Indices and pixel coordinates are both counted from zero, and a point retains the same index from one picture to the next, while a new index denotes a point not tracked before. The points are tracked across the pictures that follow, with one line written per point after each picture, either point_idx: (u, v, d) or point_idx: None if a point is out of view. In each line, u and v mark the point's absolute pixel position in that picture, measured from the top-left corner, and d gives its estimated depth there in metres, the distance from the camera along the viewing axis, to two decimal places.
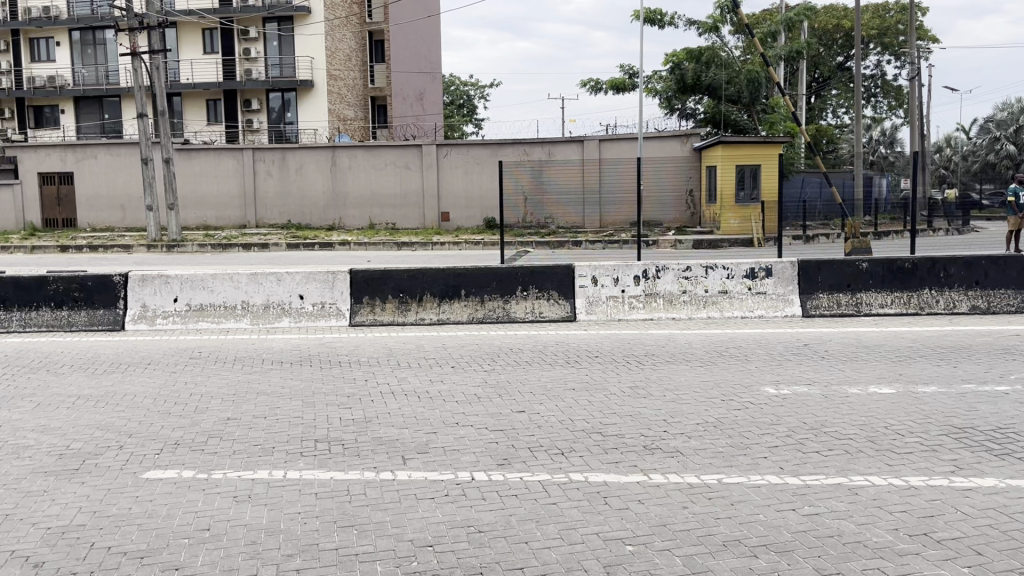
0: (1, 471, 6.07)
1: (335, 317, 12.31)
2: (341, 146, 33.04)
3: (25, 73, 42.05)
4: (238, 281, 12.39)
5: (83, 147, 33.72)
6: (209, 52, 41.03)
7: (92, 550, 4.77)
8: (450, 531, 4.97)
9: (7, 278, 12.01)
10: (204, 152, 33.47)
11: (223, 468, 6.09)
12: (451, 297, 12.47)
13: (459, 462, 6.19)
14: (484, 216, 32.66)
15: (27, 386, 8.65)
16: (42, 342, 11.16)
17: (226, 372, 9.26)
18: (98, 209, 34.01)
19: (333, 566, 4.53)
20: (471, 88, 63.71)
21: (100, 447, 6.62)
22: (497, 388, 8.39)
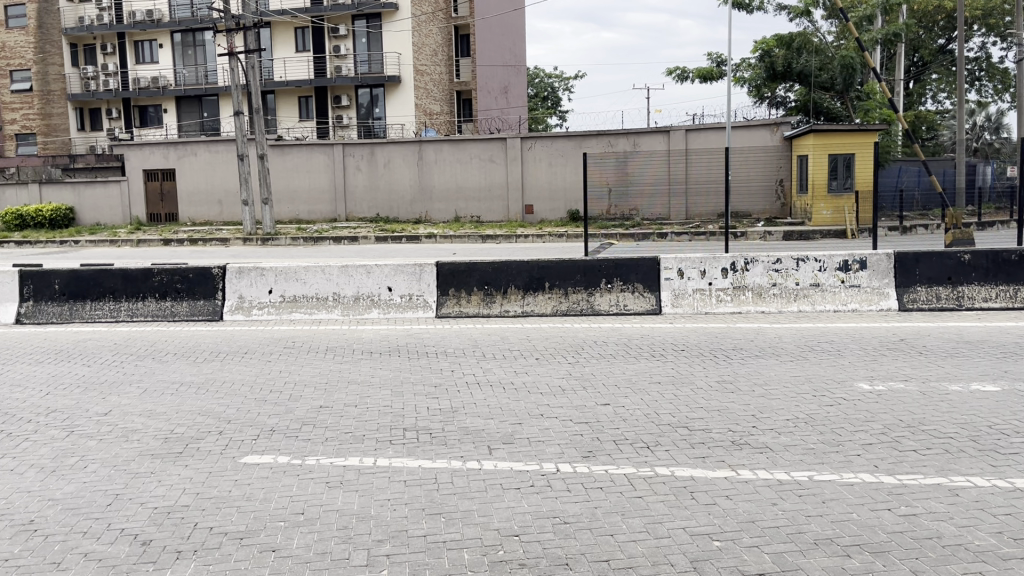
0: (112, 453, 6.43)
1: (422, 309, 12.52)
2: (427, 140, 33.47)
3: (131, 74, 44.13)
4: (330, 273, 12.73)
5: (183, 145, 35.08)
6: (301, 50, 42.07)
7: (196, 529, 5.00)
8: (536, 522, 5.02)
9: (113, 270, 12.64)
10: (297, 148, 34.37)
11: (316, 454, 6.29)
12: (534, 289, 12.51)
13: (544, 453, 6.23)
14: (568, 209, 32.64)
15: (134, 372, 9.14)
16: (148, 331, 11.73)
17: (318, 361, 9.55)
18: (197, 204, 35.42)
19: (421, 552, 4.64)
20: (555, 80, 63.65)
21: (202, 431, 6.93)
22: (582, 380, 8.42)
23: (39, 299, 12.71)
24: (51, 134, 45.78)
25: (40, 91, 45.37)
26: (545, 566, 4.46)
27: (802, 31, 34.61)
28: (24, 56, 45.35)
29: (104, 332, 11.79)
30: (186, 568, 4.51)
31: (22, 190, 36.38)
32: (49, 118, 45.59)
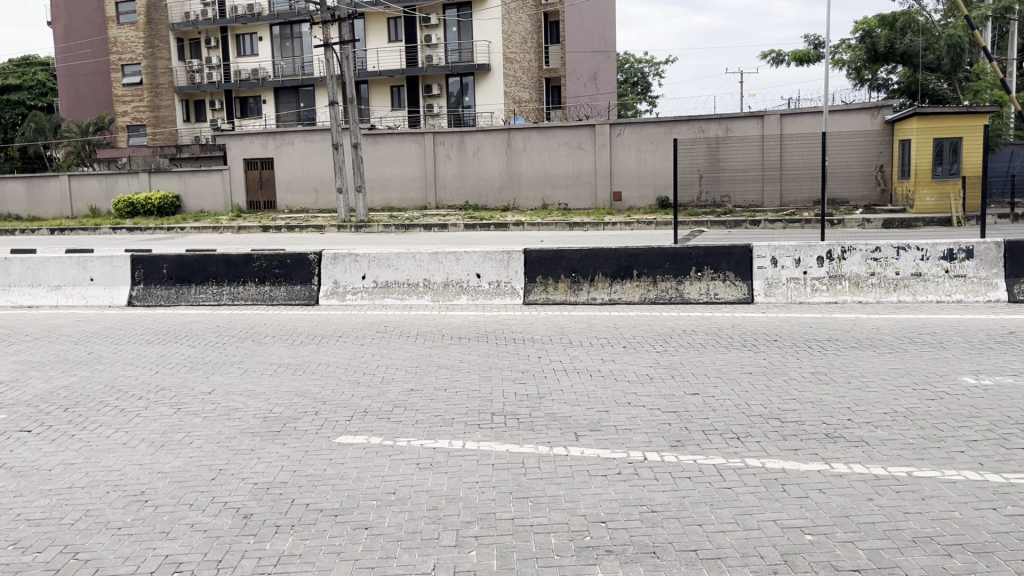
0: (215, 430, 6.73)
1: (510, 296, 12.61)
2: (516, 128, 33.55)
3: (232, 67, 45.75)
4: (420, 259, 12.96)
5: (281, 135, 36.12)
6: (393, 41, 42.72)
7: (293, 505, 5.21)
8: (623, 509, 5.02)
9: (216, 255, 13.18)
10: (389, 137, 34.98)
11: (407, 436, 6.44)
12: (623, 277, 12.43)
13: (631, 441, 6.21)
14: (658, 196, 32.20)
15: (235, 354, 9.53)
16: (248, 315, 12.19)
17: (409, 346, 9.74)
18: (294, 192, 36.46)
19: (509, 535, 4.71)
20: (645, 65, 62.90)
21: (299, 412, 7.19)
22: (671, 368, 8.35)
23: (149, 283, 13.37)
24: (159, 125, 48.18)
25: (149, 84, 47.65)
26: (632, 553, 4.46)
27: (907, 10, 33.23)
28: (134, 50, 47.57)
29: (208, 315, 12.30)
30: (285, 542, 4.70)
31: (133, 179, 38.20)
32: (158, 110, 48.12)
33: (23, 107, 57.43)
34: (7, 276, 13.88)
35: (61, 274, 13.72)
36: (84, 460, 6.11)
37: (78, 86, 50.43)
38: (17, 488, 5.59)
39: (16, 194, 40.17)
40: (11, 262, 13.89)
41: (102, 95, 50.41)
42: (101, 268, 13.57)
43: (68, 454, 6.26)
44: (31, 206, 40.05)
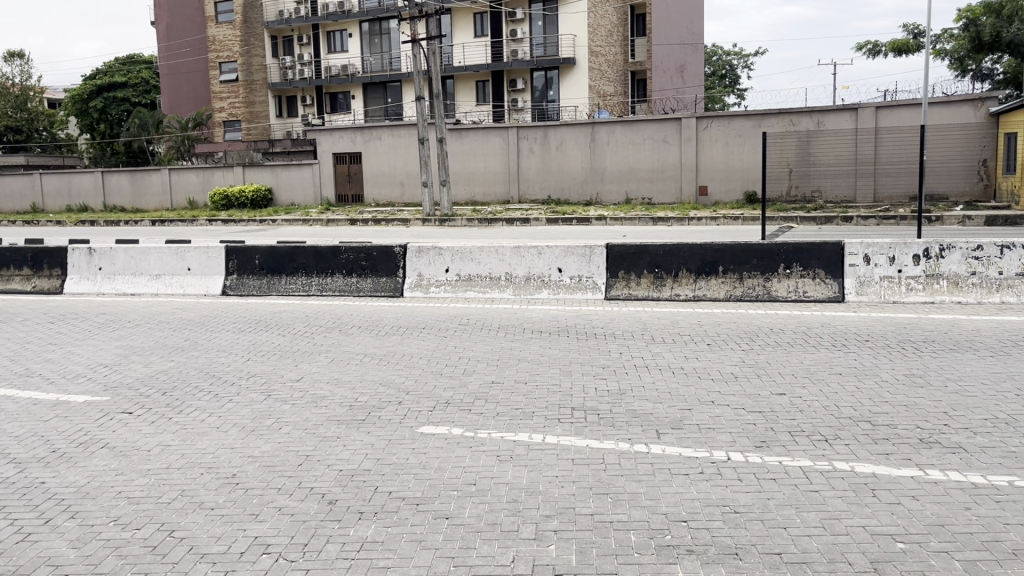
0: (303, 416, 6.93)
1: (591, 290, 12.56)
2: (600, 122, 33.34)
3: (323, 63, 46.88)
4: (503, 254, 13.03)
5: (369, 130, 36.78)
6: (479, 35, 42.96)
7: (376, 493, 5.31)
8: (705, 509, 4.94)
9: (306, 248, 13.56)
10: (473, 131, 35.22)
11: (488, 428, 6.49)
12: (708, 273, 12.21)
13: (715, 441, 6.10)
14: (745, 190, 31.54)
15: (324, 343, 9.78)
16: (336, 305, 12.49)
17: (491, 339, 9.82)
18: (381, 185, 37.12)
19: (588, 531, 4.69)
20: (734, 57, 61.71)
21: (383, 401, 7.33)
22: (756, 368, 8.16)
23: (242, 273, 13.86)
24: (253, 120, 49.53)
25: (245, 81, 48.99)
26: (713, 553, 4.40)
27: None
28: (231, 48, 49.17)
29: (298, 305, 12.66)
30: (368, 529, 4.80)
31: (229, 172, 39.58)
32: (253, 106, 49.24)
33: (127, 104, 60.14)
34: (112, 264, 14.56)
35: (161, 264, 14.33)
36: (180, 442, 6.37)
37: (179, 84, 52.48)
38: (119, 467, 5.87)
39: (120, 186, 42.07)
40: (116, 251, 14.54)
41: (201, 91, 52.28)
42: (197, 258, 14.13)
43: (167, 435, 6.54)
44: (134, 198, 41.87)
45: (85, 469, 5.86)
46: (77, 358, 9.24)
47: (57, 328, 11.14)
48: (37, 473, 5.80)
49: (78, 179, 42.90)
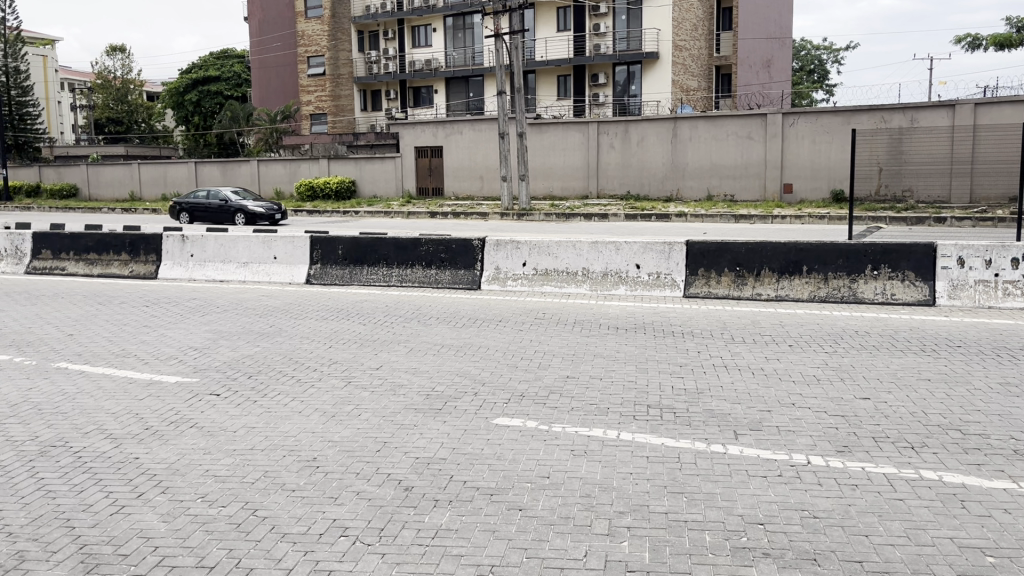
0: (382, 404, 7.07)
1: (670, 288, 12.43)
2: (682, 117, 32.86)
3: (408, 58, 47.56)
4: (580, 248, 12.99)
5: (451, 124, 37.17)
6: (562, 30, 42.87)
7: (451, 481, 5.39)
8: (783, 512, 4.85)
9: (387, 239, 13.79)
10: (554, 126, 35.16)
11: (562, 423, 6.49)
12: (791, 272, 11.89)
13: (795, 443, 5.97)
14: (832, 188, 30.68)
15: (402, 333, 9.94)
16: (414, 296, 12.68)
17: (566, 333, 9.82)
18: (461, 179, 37.46)
19: (662, 529, 4.66)
20: (824, 52, 60.01)
21: (459, 391, 7.42)
22: (839, 371, 7.94)
23: (326, 263, 14.19)
24: (338, 114, 50.18)
25: (331, 75, 49.85)
26: (791, 558, 4.31)
27: None
28: (320, 43, 49.98)
29: (378, 295, 12.92)
30: (442, 516, 4.87)
31: (314, 164, 40.50)
32: (338, 99, 50.10)
33: (220, 97, 62.23)
34: (203, 252, 15.10)
35: (250, 252, 14.82)
36: (264, 425, 6.59)
37: (269, 78, 53.97)
38: (207, 446, 6.10)
39: (212, 177, 43.59)
40: (206, 239, 15.08)
41: (291, 84, 53.63)
42: (283, 248, 14.54)
43: (251, 418, 6.77)
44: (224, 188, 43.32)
45: (176, 447, 6.12)
46: (169, 341, 9.63)
47: (151, 311, 11.62)
48: (131, 449, 6.08)
49: (173, 169, 44.61)
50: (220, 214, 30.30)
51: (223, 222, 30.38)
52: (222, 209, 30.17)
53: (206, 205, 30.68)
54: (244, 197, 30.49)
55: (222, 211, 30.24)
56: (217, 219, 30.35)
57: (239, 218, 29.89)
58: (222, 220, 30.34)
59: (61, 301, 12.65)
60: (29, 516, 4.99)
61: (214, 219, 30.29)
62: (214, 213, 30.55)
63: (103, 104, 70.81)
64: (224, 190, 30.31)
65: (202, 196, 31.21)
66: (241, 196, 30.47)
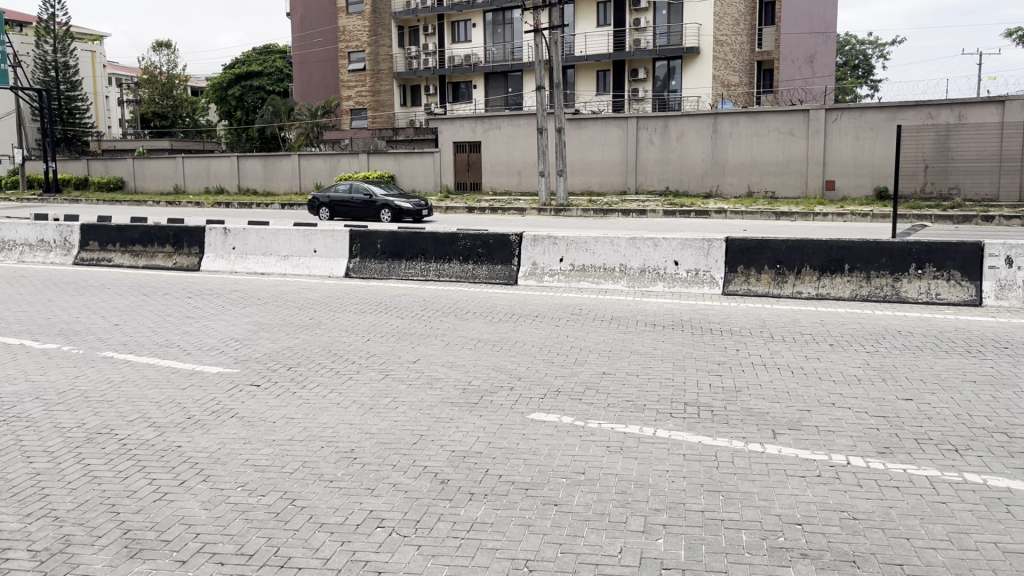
0: (419, 397, 7.12)
1: (709, 285, 12.31)
2: (723, 112, 32.53)
3: (447, 53, 47.69)
4: (618, 244, 12.91)
5: (490, 119, 37.22)
6: (602, 25, 42.66)
7: (487, 475, 5.41)
8: (822, 513, 4.79)
9: (425, 234, 13.86)
10: (593, 121, 34.99)
11: (598, 419, 6.48)
12: (832, 271, 11.72)
13: (834, 444, 5.89)
14: (875, 185, 30.17)
15: (440, 327, 9.99)
16: (452, 291, 12.74)
17: (604, 330, 9.79)
18: (499, 174, 37.49)
19: (698, 527, 4.64)
20: (869, 47, 59.00)
21: (495, 386, 7.45)
22: (881, 371, 7.80)
23: (365, 256, 14.31)
24: (379, 109, 50.63)
25: (372, 70, 50.07)
26: (830, 559, 4.25)
27: None
28: (359, 39, 50.25)
29: (415, 289, 13.00)
30: (478, 510, 4.90)
31: (354, 159, 40.81)
32: (378, 95, 50.41)
33: (262, 92, 63.03)
34: (244, 245, 15.32)
35: (290, 245, 14.98)
36: (303, 415, 6.67)
37: (310, 74, 54.34)
38: (247, 436, 6.20)
39: (254, 171, 44.15)
40: (248, 233, 15.30)
41: (331, 79, 53.98)
42: (323, 241, 14.69)
43: (291, 409, 6.86)
44: (266, 182, 43.87)
45: (217, 436, 6.23)
46: (211, 332, 9.79)
47: (194, 303, 11.82)
48: (174, 437, 6.20)
49: (216, 162, 45.28)
50: (364, 210, 27.89)
51: (367, 219, 27.97)
52: (366, 204, 27.74)
53: (348, 200, 28.26)
54: (391, 191, 28.30)
55: (366, 207, 27.82)
56: (361, 216, 27.92)
57: (385, 215, 27.41)
58: (366, 216, 27.92)
59: (108, 292, 12.92)
60: (75, 501, 5.11)
61: (357, 215, 27.85)
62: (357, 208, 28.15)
63: (149, 99, 71.85)
64: (370, 184, 28.13)
65: (345, 190, 28.74)
66: (387, 191, 28.02)
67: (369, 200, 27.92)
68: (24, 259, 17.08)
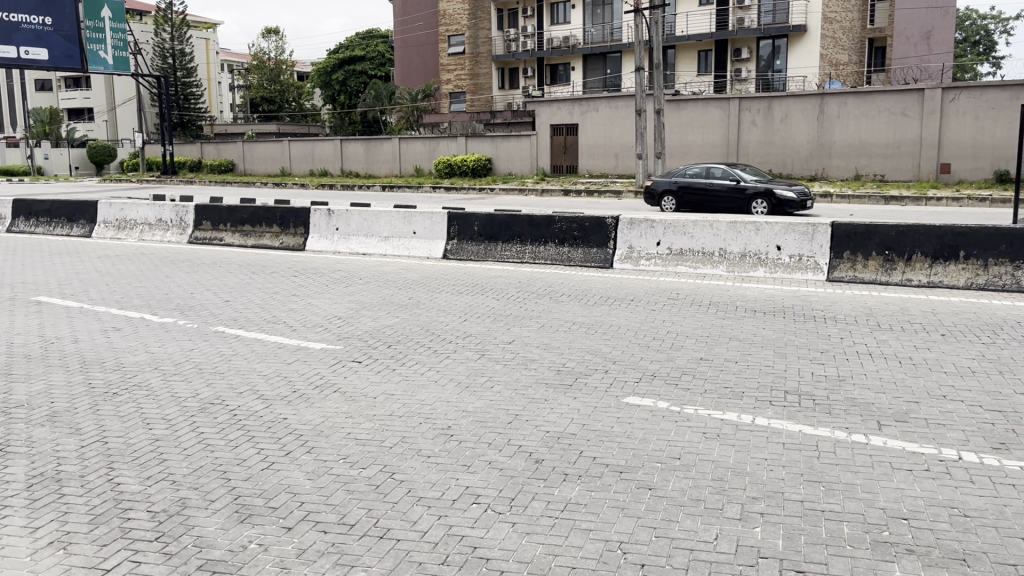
0: (514, 377, 7.20)
1: (812, 271, 11.95)
2: (831, 92, 31.37)
3: (546, 35, 47.45)
4: (718, 228, 12.65)
5: (587, 101, 36.94)
6: (704, 4, 41.59)
7: (581, 457, 5.43)
8: (930, 508, 4.61)
9: (522, 216, 13.90)
10: (693, 102, 34.21)
11: (695, 405, 6.40)
12: (946, 258, 11.18)
13: (945, 438, 5.65)
14: (995, 168, 28.72)
15: (534, 309, 10.04)
16: (547, 274, 12.78)
17: (701, 315, 9.64)
18: (596, 157, 37.18)
19: (797, 517, 4.54)
20: (991, 22, 55.76)
21: (590, 368, 7.47)
22: (999, 364, 7.41)
23: (462, 238, 14.49)
24: (477, 92, 51.38)
25: (472, 53, 50.90)
26: (937, 556, 4.10)
27: None
28: (460, 22, 51.12)
29: (511, 271, 13.10)
30: (572, 490, 4.93)
31: (453, 142, 41.28)
32: (477, 77, 51.19)
33: (365, 76, 64.46)
34: (347, 225, 15.73)
35: (390, 227, 15.31)
36: (402, 392, 6.84)
37: (411, 57, 55.51)
38: (349, 410, 6.41)
39: (357, 153, 45.19)
40: (350, 213, 15.70)
41: (432, 64, 54.80)
42: (423, 223, 14.93)
43: (391, 385, 7.05)
44: (368, 164, 44.86)
45: (321, 409, 6.46)
46: (315, 310, 10.13)
47: (299, 282, 12.24)
48: (280, 409, 6.47)
49: (320, 146, 46.58)
50: (730, 200, 22.58)
51: (732, 210, 22.71)
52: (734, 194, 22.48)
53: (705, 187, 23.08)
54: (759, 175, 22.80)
55: (733, 196, 22.49)
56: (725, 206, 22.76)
57: (758, 206, 22.19)
58: (732, 207, 22.70)
59: (222, 270, 13.48)
60: (190, 466, 5.40)
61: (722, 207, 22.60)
62: (717, 198, 22.96)
63: (258, 84, 74.54)
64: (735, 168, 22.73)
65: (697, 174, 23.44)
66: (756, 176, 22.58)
67: (735, 187, 22.53)
68: (144, 238, 17.99)
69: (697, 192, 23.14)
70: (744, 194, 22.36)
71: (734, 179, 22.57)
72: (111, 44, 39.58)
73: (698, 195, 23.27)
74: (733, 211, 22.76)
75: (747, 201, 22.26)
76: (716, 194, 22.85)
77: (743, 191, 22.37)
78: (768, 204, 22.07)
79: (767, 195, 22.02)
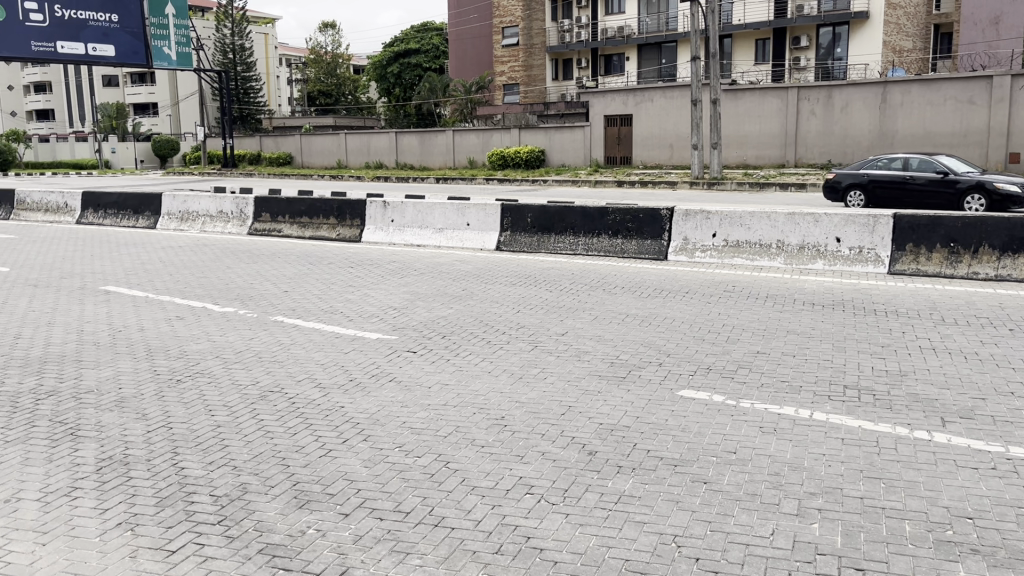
0: (567, 368, 7.20)
1: (874, 264, 11.67)
2: (894, 81, 30.60)
3: (600, 26, 47.02)
4: (776, 220, 12.45)
5: (642, 91, 36.65)
6: None
7: (635, 449, 5.41)
8: (995, 507, 4.48)
9: (576, 207, 13.85)
10: (750, 92, 33.54)
11: (751, 398, 6.32)
12: (1015, 250, 10.84)
13: (1012, 436, 5.48)
14: None
15: (588, 301, 10.02)
16: (601, 265, 12.70)
17: (757, 308, 9.50)
18: (651, 148, 36.84)
19: (856, 514, 4.45)
20: None
21: (643, 360, 7.42)
22: None
23: (516, 230, 14.51)
24: (530, 84, 51.21)
25: (525, 45, 50.67)
26: (1004, 556, 4.00)
27: None
28: (514, 14, 50.93)
29: (565, 263, 13.08)
30: (626, 483, 4.91)
31: (506, 134, 41.29)
32: (531, 69, 51.02)
33: (420, 69, 64.93)
34: (402, 217, 15.88)
35: (445, 219, 15.41)
36: (456, 382, 6.91)
37: (465, 49, 55.55)
38: (404, 399, 6.49)
39: (411, 145, 45.51)
40: (405, 206, 15.85)
41: (484, 55, 54.73)
42: (476, 215, 15.00)
43: (444, 375, 7.12)
44: (422, 157, 45.13)
45: (376, 398, 6.55)
46: (371, 300, 10.27)
47: (356, 273, 12.40)
48: (337, 398, 6.58)
49: (376, 138, 47.03)
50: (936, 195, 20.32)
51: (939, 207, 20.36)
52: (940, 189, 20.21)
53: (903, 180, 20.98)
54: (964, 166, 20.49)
55: (940, 191, 20.22)
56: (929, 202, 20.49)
57: (972, 202, 19.68)
58: (939, 204, 20.37)
59: (282, 261, 13.70)
60: (250, 453, 5.52)
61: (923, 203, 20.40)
62: (918, 194, 20.78)
63: (315, 78, 75.56)
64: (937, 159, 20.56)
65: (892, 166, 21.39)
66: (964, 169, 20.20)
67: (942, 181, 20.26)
68: (206, 230, 18.43)
69: (895, 187, 21.10)
70: (955, 188, 19.96)
71: (941, 171, 20.33)
72: (174, 40, 40.44)
73: (895, 189, 21.20)
74: (942, 208, 20.39)
75: (959, 195, 19.81)
76: (918, 189, 20.71)
77: (953, 185, 20.00)
78: (985, 200, 19.44)
79: (982, 188, 19.43)
